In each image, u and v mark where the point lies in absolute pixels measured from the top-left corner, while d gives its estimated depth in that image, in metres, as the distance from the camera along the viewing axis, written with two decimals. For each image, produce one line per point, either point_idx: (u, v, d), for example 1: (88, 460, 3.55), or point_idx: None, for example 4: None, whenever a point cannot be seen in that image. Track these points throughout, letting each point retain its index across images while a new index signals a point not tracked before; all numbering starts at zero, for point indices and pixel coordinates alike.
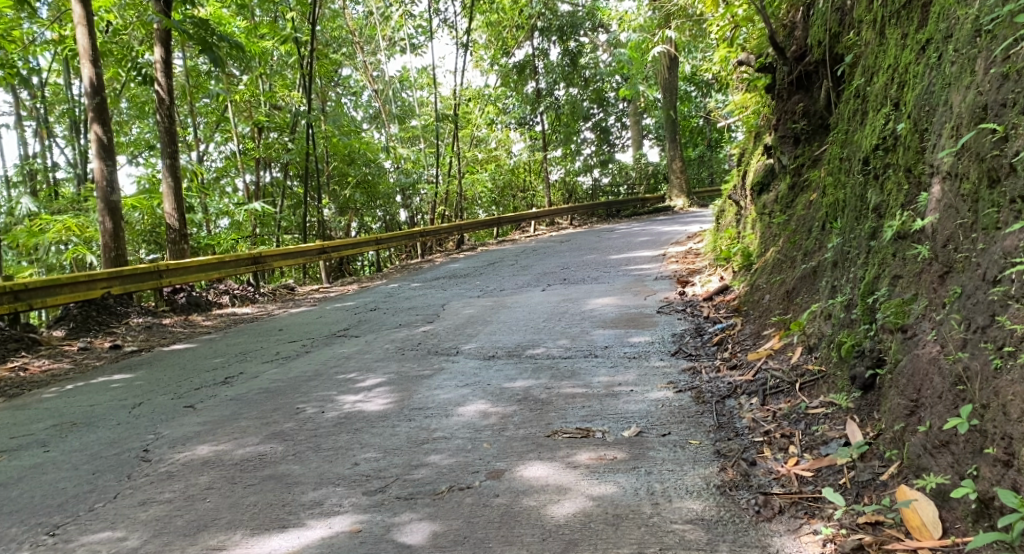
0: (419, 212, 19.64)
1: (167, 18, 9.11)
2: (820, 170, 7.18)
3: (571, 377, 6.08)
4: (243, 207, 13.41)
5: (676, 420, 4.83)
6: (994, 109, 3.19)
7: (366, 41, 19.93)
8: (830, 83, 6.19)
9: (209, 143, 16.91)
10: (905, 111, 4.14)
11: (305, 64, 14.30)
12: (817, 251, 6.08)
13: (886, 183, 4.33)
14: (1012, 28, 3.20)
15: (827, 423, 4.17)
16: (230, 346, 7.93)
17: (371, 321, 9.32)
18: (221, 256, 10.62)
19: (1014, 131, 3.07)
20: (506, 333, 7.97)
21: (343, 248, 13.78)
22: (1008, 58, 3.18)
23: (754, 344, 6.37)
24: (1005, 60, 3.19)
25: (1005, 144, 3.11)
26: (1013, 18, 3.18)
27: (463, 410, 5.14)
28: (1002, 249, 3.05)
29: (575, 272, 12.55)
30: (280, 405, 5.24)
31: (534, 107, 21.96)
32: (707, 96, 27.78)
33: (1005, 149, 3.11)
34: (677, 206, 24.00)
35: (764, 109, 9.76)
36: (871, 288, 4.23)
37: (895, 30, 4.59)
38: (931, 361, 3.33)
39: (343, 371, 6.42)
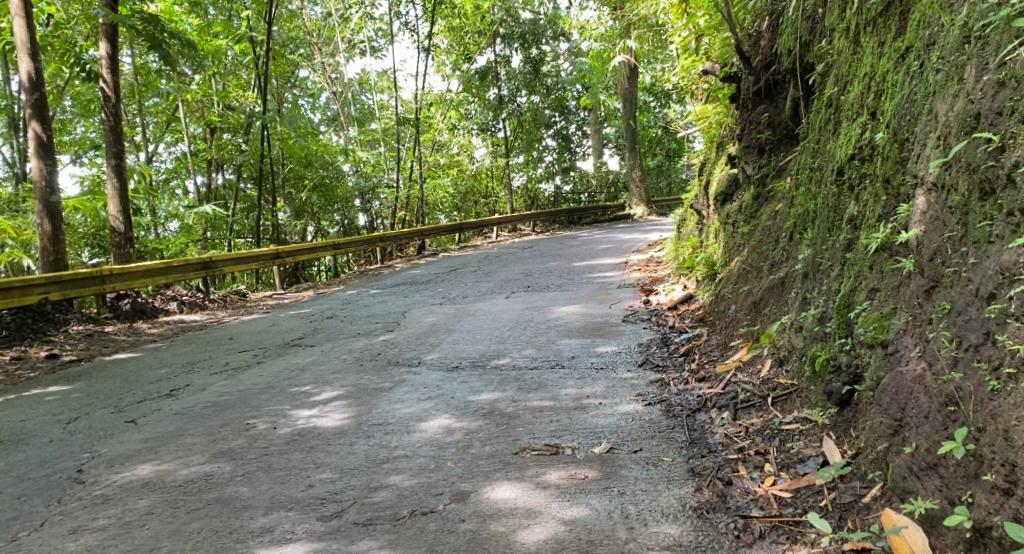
0: (379, 217, 19.36)
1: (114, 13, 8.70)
2: (786, 180, 7.12)
3: (537, 390, 5.89)
4: (195, 211, 13.02)
5: (645, 436, 4.68)
6: (990, 118, 3.08)
7: (326, 42, 19.59)
8: (800, 93, 6.10)
9: (159, 144, 16.45)
10: (883, 121, 4.04)
11: (262, 65, 13.99)
12: (785, 261, 5.99)
13: (862, 194, 4.24)
14: (1007, 34, 3.11)
15: (802, 440, 4.05)
16: (177, 355, 7.59)
17: (328, 329, 9.04)
18: (170, 261, 10.24)
19: (1012, 140, 2.96)
20: (470, 343, 7.77)
21: (298, 253, 13.48)
22: (1003, 65, 3.08)
23: (721, 354, 6.26)
24: (1000, 66, 3.09)
25: (1001, 154, 3.00)
26: (1009, 25, 3.08)
27: (425, 425, 4.92)
28: (998, 264, 2.94)
29: (539, 279, 12.39)
30: (229, 421, 4.97)
31: (496, 113, 21.83)
32: (667, 106, 27.99)
33: (1001, 160, 3.00)
34: (637, 214, 24.12)
35: (727, 119, 9.75)
36: (848, 301, 4.11)
37: (871, 38, 4.50)
38: (917, 379, 3.22)
39: (298, 383, 6.16)
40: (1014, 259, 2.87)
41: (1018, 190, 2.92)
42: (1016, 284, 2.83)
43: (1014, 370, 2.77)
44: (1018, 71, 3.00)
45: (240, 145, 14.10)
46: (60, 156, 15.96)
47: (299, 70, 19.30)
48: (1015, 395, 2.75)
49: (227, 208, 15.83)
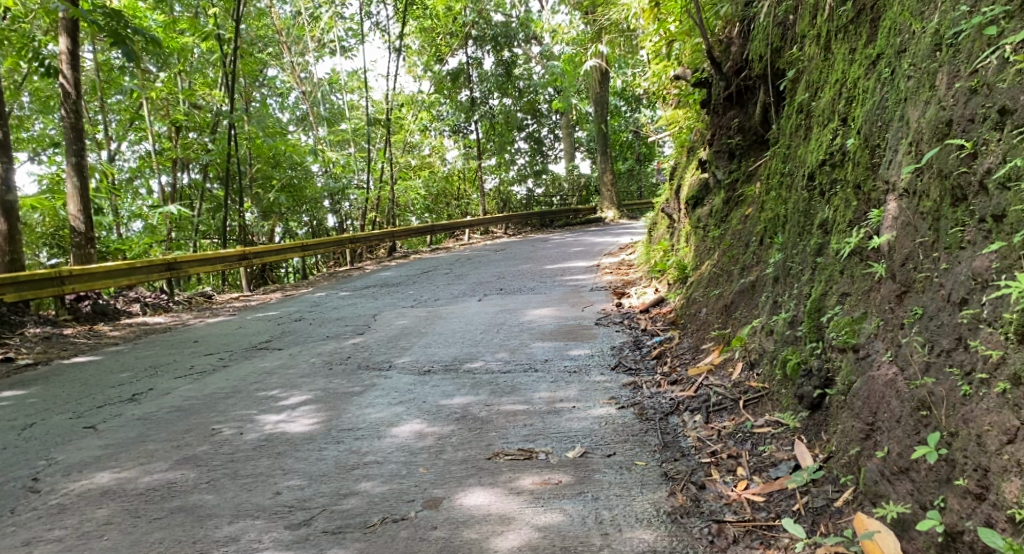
0: (349, 218, 19.24)
1: (76, 8, 8.52)
2: (756, 185, 7.18)
3: (510, 393, 5.87)
4: (160, 211, 12.82)
5: (618, 440, 4.67)
6: (961, 124, 3.11)
7: (295, 41, 19.40)
8: (771, 99, 6.14)
9: (122, 142, 16.18)
10: (854, 126, 4.08)
11: (230, 63, 13.86)
12: (756, 265, 6.03)
13: (832, 199, 4.27)
14: (978, 42, 3.14)
15: (774, 443, 4.07)
16: (140, 358, 7.45)
17: (297, 332, 8.94)
18: (133, 262, 10.06)
19: (984, 147, 2.99)
20: (442, 346, 7.72)
21: (265, 255, 13.31)
22: (975, 72, 3.10)
23: (693, 358, 6.29)
24: (972, 74, 3.12)
25: (974, 161, 3.02)
26: (980, 32, 3.12)
27: (396, 431, 4.87)
28: (970, 270, 2.96)
29: (511, 282, 12.37)
30: (194, 426, 4.87)
31: (468, 115, 21.81)
32: (638, 111, 28.18)
33: (973, 165, 3.03)
34: (608, 218, 24.25)
35: (698, 124, 9.82)
36: (819, 305, 4.14)
37: (841, 45, 4.54)
38: (888, 384, 3.25)
39: (266, 387, 6.06)
40: (986, 265, 2.89)
41: (989, 197, 2.95)
42: (989, 291, 2.85)
43: (987, 376, 2.79)
44: (990, 79, 3.03)
45: (207, 144, 13.91)
46: (18, 153, 15.61)
47: (267, 69, 19.08)
48: (987, 401, 2.77)
49: (193, 208, 15.60)
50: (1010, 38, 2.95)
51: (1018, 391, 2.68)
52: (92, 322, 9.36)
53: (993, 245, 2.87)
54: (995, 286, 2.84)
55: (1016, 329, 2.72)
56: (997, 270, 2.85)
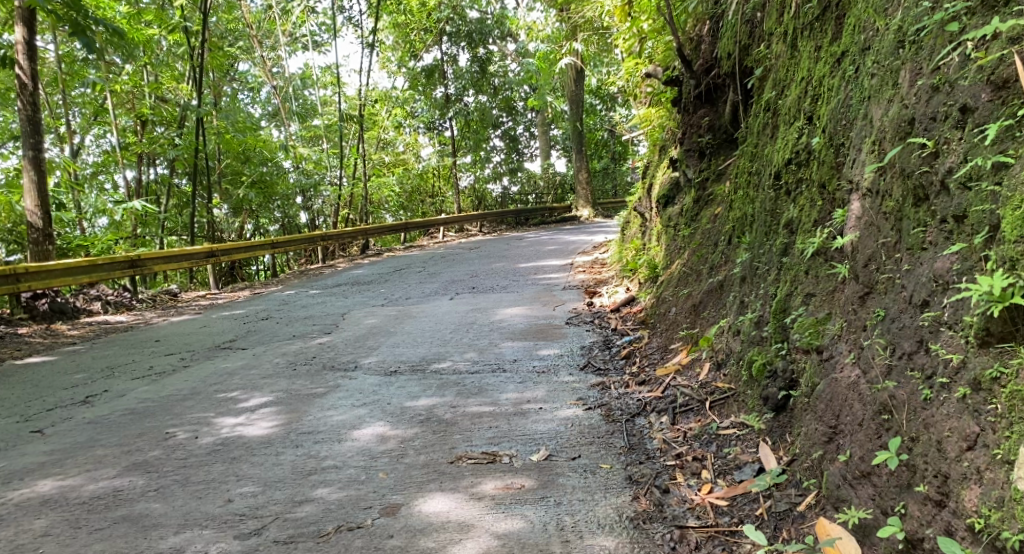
0: (321, 214, 19.04)
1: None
2: (725, 185, 7.15)
3: (477, 395, 5.77)
4: (124, 206, 12.57)
5: (583, 442, 4.61)
6: (923, 123, 3.07)
7: (266, 35, 19.13)
8: (739, 97, 6.10)
9: (86, 136, 15.86)
10: (820, 125, 4.04)
11: (197, 57, 13.65)
12: (724, 264, 5.99)
13: (798, 198, 4.23)
14: (940, 38, 3.10)
15: (739, 446, 4.02)
16: (98, 359, 7.26)
17: (263, 331, 8.79)
18: (94, 259, 9.86)
19: (945, 147, 2.94)
20: (410, 346, 7.61)
21: (234, 252, 13.09)
22: (937, 69, 3.06)
23: (661, 358, 6.23)
24: (934, 71, 3.08)
25: (935, 160, 2.98)
26: (943, 28, 3.08)
27: (358, 434, 4.77)
28: (930, 271, 2.92)
29: (484, 280, 12.28)
30: (147, 430, 4.73)
31: (443, 112, 21.66)
32: (613, 109, 28.19)
33: (935, 165, 2.98)
34: (583, 216, 24.24)
35: (670, 123, 9.79)
36: (784, 306, 4.10)
37: (808, 43, 4.50)
38: (851, 387, 3.20)
39: (226, 389, 5.92)
40: (947, 266, 2.84)
41: (950, 197, 2.90)
42: (950, 293, 2.80)
43: (947, 380, 2.75)
44: (951, 76, 2.99)
45: (174, 139, 13.66)
46: None
47: (238, 63, 18.79)
48: (947, 405, 2.72)
49: (159, 203, 15.32)
50: (971, 34, 2.91)
51: (977, 396, 2.63)
52: (49, 321, 9.16)
53: (954, 246, 2.82)
54: (955, 288, 2.79)
55: (976, 332, 2.68)
56: (957, 272, 2.80)
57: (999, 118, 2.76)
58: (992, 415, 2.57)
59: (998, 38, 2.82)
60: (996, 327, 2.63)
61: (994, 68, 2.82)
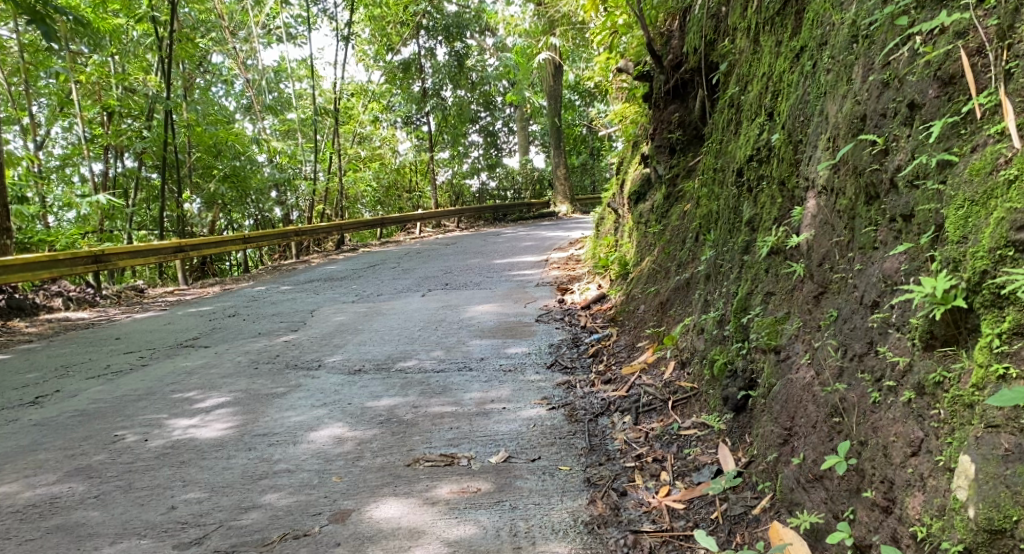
0: (296, 209, 18.82)
1: None
2: (695, 181, 7.10)
3: (441, 394, 5.69)
4: (88, 200, 12.34)
5: (544, 443, 4.54)
6: (874, 119, 3.02)
7: (239, 27, 18.87)
8: (705, 92, 6.06)
9: (53, 128, 15.62)
10: (779, 121, 3.99)
11: (167, 47, 13.43)
12: (691, 262, 5.93)
13: (759, 195, 4.18)
14: (890, 32, 3.05)
15: (699, 447, 3.98)
16: (53, 357, 7.35)
17: (227, 328, 8.68)
18: (55, 255, 9.63)
19: (894, 144, 2.90)
20: (377, 344, 7.50)
21: (204, 247, 12.90)
22: (887, 65, 3.02)
23: (628, 356, 6.16)
24: (885, 66, 3.04)
25: (885, 158, 2.94)
26: (893, 22, 3.03)
27: (314, 435, 4.81)
28: (880, 272, 2.88)
29: (457, 276, 12.18)
30: (93, 432, 4.93)
31: (420, 106, 21.48)
32: (591, 105, 28.16)
33: (885, 163, 2.94)
34: (561, 212, 24.25)
35: (642, 119, 9.74)
36: (744, 305, 4.05)
37: (769, 37, 4.44)
38: (805, 388, 3.15)
39: (182, 389, 6.04)
40: (895, 266, 2.80)
41: (899, 196, 2.86)
42: (897, 293, 2.76)
43: (895, 383, 2.70)
44: (902, 71, 2.94)
45: (142, 131, 13.46)
46: None
47: (211, 54, 18.48)
48: (894, 409, 2.68)
49: (127, 197, 15.10)
50: (920, 28, 2.87)
51: (921, 401, 2.60)
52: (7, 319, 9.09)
53: (902, 245, 2.78)
54: (903, 290, 2.75)
55: (922, 335, 2.64)
56: (905, 272, 2.76)
57: (947, 114, 2.71)
58: (936, 420, 2.54)
59: (946, 33, 2.78)
60: (939, 330, 2.59)
61: (941, 63, 2.78)
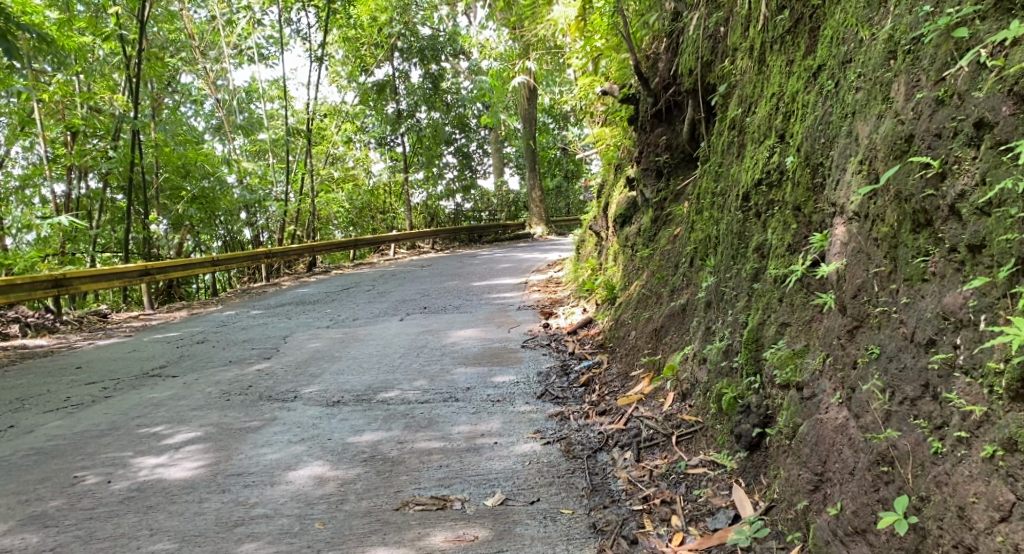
0: (267, 230, 18.40)
1: None
2: (685, 205, 6.92)
3: (427, 427, 5.40)
4: (50, 221, 11.95)
5: (541, 484, 4.30)
6: (927, 140, 2.82)
7: (209, 48, 18.61)
8: (701, 114, 5.87)
9: (14, 147, 15.22)
10: (793, 144, 3.81)
11: (134, 66, 13.13)
12: (686, 288, 5.71)
13: (769, 220, 3.99)
14: (944, 45, 2.85)
15: (710, 487, 3.75)
16: (7, 391, 7.12)
17: (197, 355, 8.32)
18: (12, 279, 9.32)
19: (954, 167, 2.70)
20: (356, 373, 7.18)
21: (172, 271, 12.52)
22: (942, 81, 2.82)
23: (622, 386, 5.89)
24: (939, 82, 2.84)
25: (942, 182, 2.74)
26: (948, 34, 2.83)
27: (293, 475, 4.62)
28: (936, 307, 2.69)
29: (436, 299, 11.89)
30: (51, 474, 4.81)
31: (395, 128, 21.27)
32: (565, 128, 28.15)
33: (942, 188, 2.74)
34: (536, 234, 24.07)
35: (625, 141, 9.56)
36: (756, 335, 3.83)
37: (778, 57, 4.28)
38: (838, 430, 3.01)
39: (148, 424, 5.75)
40: (961, 302, 2.60)
41: (963, 224, 2.65)
42: (972, 335, 2.54)
43: (967, 435, 2.50)
44: (960, 88, 2.74)
45: (108, 152, 13.19)
46: None
47: (181, 74, 18.18)
48: (970, 465, 2.47)
49: (91, 218, 14.71)
50: (986, 39, 2.66)
51: (1012, 458, 2.36)
52: None
53: (971, 280, 2.58)
54: (975, 329, 2.54)
55: (1005, 385, 2.42)
56: (974, 309, 2.56)
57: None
58: None
59: (1018, 45, 2.56)
60: None
61: (1016, 78, 2.55)
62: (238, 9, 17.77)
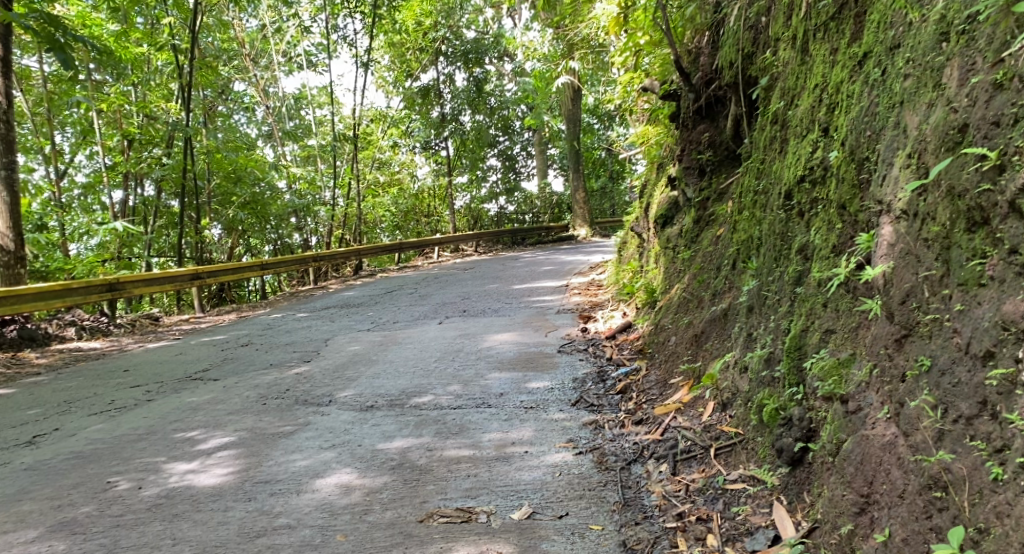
0: (315, 234, 18.62)
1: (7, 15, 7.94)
2: (728, 204, 6.68)
3: (459, 435, 5.26)
4: (106, 227, 12.20)
5: (571, 496, 4.13)
6: (982, 129, 2.59)
7: (260, 55, 18.93)
8: (743, 108, 5.61)
9: (77, 156, 15.71)
10: (838, 137, 3.57)
11: (187, 75, 13.37)
12: (729, 291, 5.49)
13: (813, 220, 3.76)
14: (1001, 22, 2.61)
15: (749, 504, 3.60)
16: (56, 393, 7.20)
17: (239, 358, 8.32)
18: (67, 283, 9.54)
19: (1015, 158, 2.46)
20: (391, 377, 7.07)
21: (221, 274, 12.63)
22: (1000, 62, 2.58)
23: (661, 394, 5.67)
24: (996, 64, 2.60)
25: (999, 176, 2.51)
26: (1006, 11, 2.58)
27: (320, 484, 4.52)
28: (994, 315, 2.46)
29: (476, 302, 11.77)
30: (85, 478, 4.80)
31: (439, 131, 21.30)
32: (610, 128, 27.90)
33: (999, 182, 2.51)
34: (580, 235, 23.86)
35: (667, 139, 9.33)
36: (799, 342, 3.64)
37: (821, 46, 4.02)
38: (885, 448, 2.78)
39: (185, 428, 5.71)
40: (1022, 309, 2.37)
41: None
42: None
43: None
44: (1019, 70, 2.50)
45: (162, 159, 13.47)
46: None
47: (233, 83, 18.53)
48: None
49: (146, 224, 14.99)
50: None
51: None
52: (18, 349, 9.08)
53: None
54: None
55: None
56: None
57: None
58: None
59: None
60: None
61: None
62: (287, 16, 17.94)
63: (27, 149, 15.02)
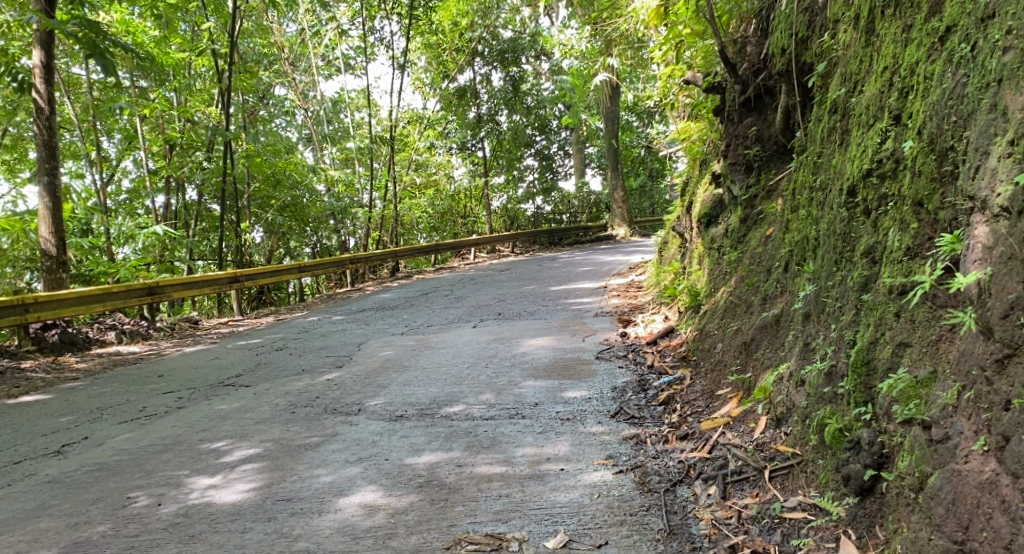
0: (353, 235, 18.38)
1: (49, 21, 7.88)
2: (779, 202, 6.24)
3: (490, 449, 4.93)
4: (147, 231, 12.16)
5: (611, 522, 3.79)
6: None
7: (299, 58, 18.99)
8: (797, 98, 5.19)
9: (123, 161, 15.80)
10: (912, 126, 3.24)
11: (225, 80, 13.28)
12: (781, 296, 5.06)
13: (882, 219, 3.40)
14: None
15: (812, 538, 3.23)
16: (90, 400, 7.05)
17: (272, 364, 8.09)
18: (108, 287, 9.42)
19: None
20: (422, 384, 6.78)
21: (257, 277, 12.46)
22: None
23: (707, 406, 5.26)
24: None
25: None
26: None
27: (343, 503, 4.23)
28: None
29: (512, 304, 11.43)
30: (107, 493, 4.58)
31: (475, 132, 20.71)
32: (649, 125, 27.36)
33: None
34: (619, 235, 23.36)
35: (711, 134, 8.90)
36: (866, 355, 3.27)
37: (891, 24, 3.65)
38: (986, 487, 2.56)
39: (211, 439, 5.48)
40: None
41: None
42: None
43: None
44: None
45: (202, 163, 13.43)
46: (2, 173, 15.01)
47: (274, 88, 18.52)
48: None
49: (186, 228, 14.96)
50: None
51: None
52: (57, 353, 9.01)
53: None
54: None
55: None
56: None
57: None
58: None
59: None
60: None
61: None
62: (325, 20, 17.82)
63: (73, 155, 15.06)
